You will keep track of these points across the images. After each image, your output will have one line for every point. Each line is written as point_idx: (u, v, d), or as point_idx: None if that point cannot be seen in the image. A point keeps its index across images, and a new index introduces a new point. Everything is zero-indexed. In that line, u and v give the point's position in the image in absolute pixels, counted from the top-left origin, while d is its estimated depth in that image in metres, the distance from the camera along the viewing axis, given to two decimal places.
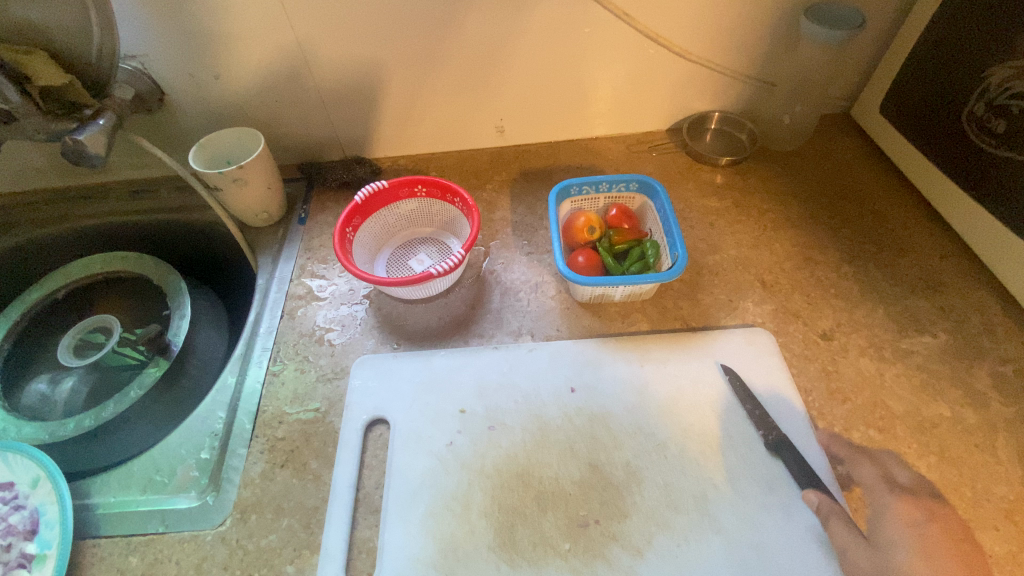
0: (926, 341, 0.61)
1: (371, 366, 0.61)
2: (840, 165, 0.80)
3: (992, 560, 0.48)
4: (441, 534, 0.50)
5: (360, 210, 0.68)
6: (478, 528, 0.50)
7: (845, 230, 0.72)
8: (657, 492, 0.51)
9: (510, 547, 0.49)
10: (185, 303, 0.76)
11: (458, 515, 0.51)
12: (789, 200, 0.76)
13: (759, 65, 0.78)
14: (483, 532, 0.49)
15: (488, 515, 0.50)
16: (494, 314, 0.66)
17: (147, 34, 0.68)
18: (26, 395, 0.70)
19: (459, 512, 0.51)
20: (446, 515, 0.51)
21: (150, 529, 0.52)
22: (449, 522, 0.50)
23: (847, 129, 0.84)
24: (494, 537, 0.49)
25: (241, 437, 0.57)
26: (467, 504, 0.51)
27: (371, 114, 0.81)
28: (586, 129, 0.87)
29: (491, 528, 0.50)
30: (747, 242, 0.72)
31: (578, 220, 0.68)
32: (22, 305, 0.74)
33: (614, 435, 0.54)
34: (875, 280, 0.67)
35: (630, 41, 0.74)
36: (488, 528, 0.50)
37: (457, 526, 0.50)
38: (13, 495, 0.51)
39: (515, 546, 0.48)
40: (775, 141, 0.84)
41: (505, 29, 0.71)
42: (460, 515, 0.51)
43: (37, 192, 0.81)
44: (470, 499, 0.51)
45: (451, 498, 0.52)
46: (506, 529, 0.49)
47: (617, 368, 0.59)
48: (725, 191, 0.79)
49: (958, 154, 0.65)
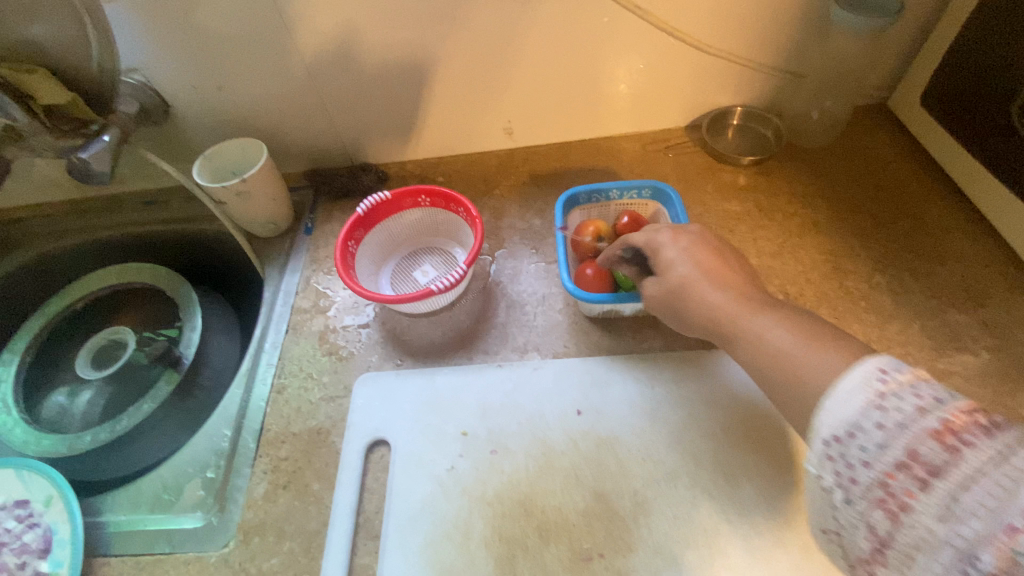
0: (966, 361, 0.57)
1: (374, 383, 0.60)
2: (874, 163, 0.74)
3: None
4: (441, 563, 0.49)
5: (363, 222, 0.67)
6: (478, 558, 0.48)
7: (877, 235, 0.67)
8: (665, 525, 0.48)
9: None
10: (196, 315, 0.77)
11: (458, 543, 0.50)
12: (817, 203, 0.71)
13: (785, 56, 0.72)
14: (483, 562, 0.48)
15: (488, 545, 0.49)
16: (499, 329, 0.64)
17: (148, 47, 0.67)
18: (47, 408, 0.72)
19: (460, 541, 0.50)
20: (446, 542, 0.50)
21: (158, 550, 0.52)
22: (449, 550, 0.49)
23: (883, 122, 0.78)
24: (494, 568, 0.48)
25: (245, 456, 0.57)
26: (467, 532, 0.50)
27: (376, 119, 0.79)
28: (599, 128, 0.83)
29: (491, 558, 0.48)
30: (769, 250, 0.68)
31: (585, 232, 0.65)
32: (43, 317, 0.77)
33: (622, 462, 0.52)
34: (910, 292, 0.62)
35: (643, 34, 0.69)
36: (488, 558, 0.48)
37: (457, 554, 0.49)
38: (27, 513, 0.52)
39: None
40: (803, 136, 0.78)
41: (509, 28, 0.68)
42: (460, 544, 0.49)
43: (57, 204, 0.84)
44: (471, 528, 0.50)
45: (451, 526, 0.50)
46: (505, 560, 0.48)
47: (626, 389, 0.57)
48: (747, 193, 0.74)
49: (1008, 151, 0.59)
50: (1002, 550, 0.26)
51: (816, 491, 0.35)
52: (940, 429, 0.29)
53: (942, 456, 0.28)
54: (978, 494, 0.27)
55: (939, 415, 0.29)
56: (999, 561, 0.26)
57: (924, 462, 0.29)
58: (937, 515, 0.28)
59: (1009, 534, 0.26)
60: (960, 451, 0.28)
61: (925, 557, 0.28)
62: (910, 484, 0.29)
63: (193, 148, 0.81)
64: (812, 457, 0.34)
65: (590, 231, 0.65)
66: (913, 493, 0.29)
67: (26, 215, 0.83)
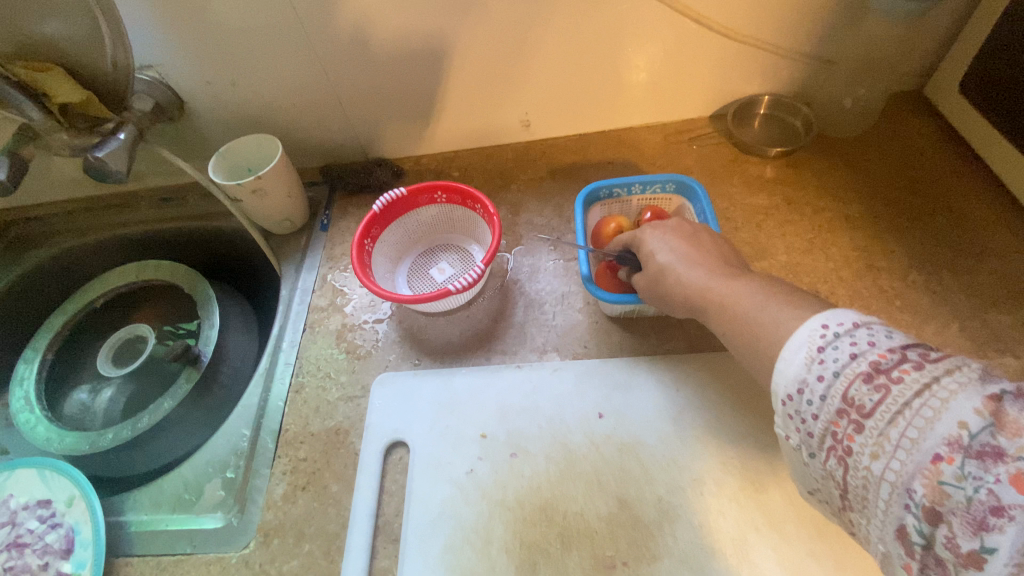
0: (1009, 364, 0.54)
1: (392, 384, 0.60)
2: (910, 153, 0.71)
3: None
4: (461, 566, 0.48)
5: (379, 219, 0.66)
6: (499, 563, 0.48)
7: (914, 230, 0.64)
8: (691, 533, 0.47)
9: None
10: (214, 312, 0.77)
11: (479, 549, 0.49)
12: (849, 196, 0.68)
13: (816, 42, 0.69)
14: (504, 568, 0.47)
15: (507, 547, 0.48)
16: (518, 329, 0.62)
17: (161, 44, 0.67)
18: (70, 405, 0.73)
19: (480, 544, 0.49)
20: (467, 548, 0.49)
21: (179, 550, 0.53)
22: (470, 555, 0.49)
23: (920, 110, 0.74)
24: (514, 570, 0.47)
25: (264, 457, 0.57)
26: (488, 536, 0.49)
27: (390, 113, 0.77)
28: (619, 119, 0.80)
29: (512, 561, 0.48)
30: (798, 247, 0.65)
31: (605, 229, 0.63)
32: (65, 314, 0.77)
33: (645, 468, 0.51)
34: (948, 290, 0.59)
35: (666, 22, 0.67)
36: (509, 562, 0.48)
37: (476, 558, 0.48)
38: (50, 513, 0.53)
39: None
40: (834, 126, 0.75)
41: (527, 17, 0.66)
42: (480, 550, 0.49)
43: (76, 201, 0.84)
44: (489, 533, 0.49)
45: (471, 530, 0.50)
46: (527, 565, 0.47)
47: (650, 391, 0.55)
48: (774, 186, 0.71)
49: None
50: (930, 480, 0.28)
51: (788, 447, 0.37)
52: (872, 372, 0.31)
53: (874, 396, 0.31)
54: (905, 428, 0.29)
55: (868, 359, 0.31)
56: (928, 490, 0.28)
57: (858, 404, 0.31)
58: (874, 452, 0.30)
59: (934, 463, 0.28)
60: (889, 390, 0.30)
61: (874, 494, 0.31)
62: (851, 428, 0.31)
63: (208, 144, 0.81)
64: (778, 415, 0.36)
65: (611, 228, 0.63)
66: (853, 437, 0.31)
67: (46, 211, 0.84)
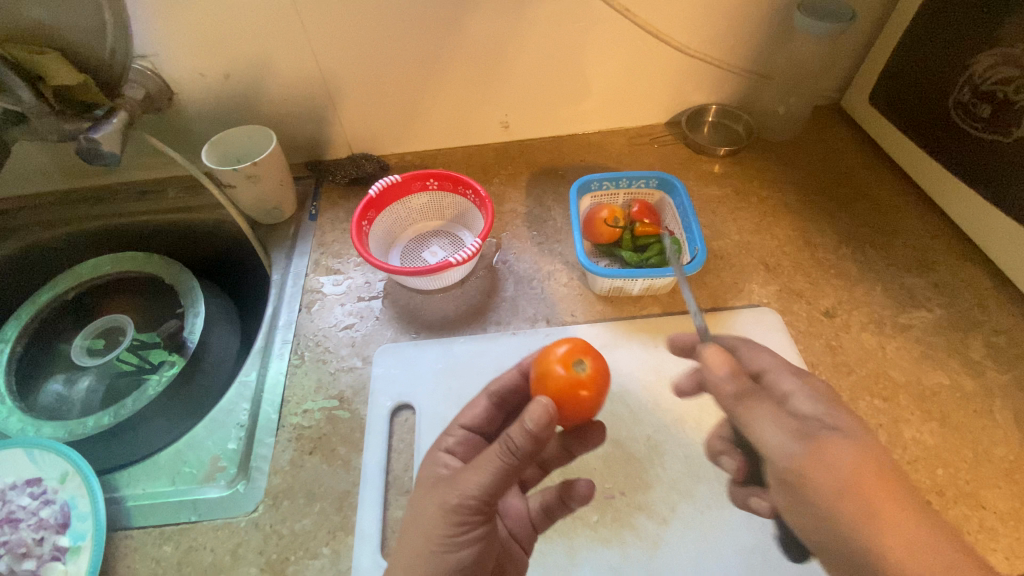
0: (923, 315, 0.64)
1: (393, 354, 0.63)
2: (832, 153, 0.83)
3: (997, 515, 0.50)
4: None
5: (375, 203, 0.70)
6: (444, 516, 0.41)
7: (840, 213, 0.76)
8: (678, 464, 0.53)
9: (515, 459, 0.40)
10: (200, 301, 0.78)
11: (485, 427, 0.52)
12: (786, 187, 0.80)
13: (755, 59, 0.81)
14: (449, 537, 0.40)
15: (460, 487, 0.41)
16: (509, 302, 0.68)
17: (160, 34, 0.68)
18: (43, 395, 0.71)
19: (441, 491, 0.42)
20: (457, 427, 0.51)
21: (183, 519, 0.53)
22: (455, 443, 0.49)
23: (839, 119, 0.87)
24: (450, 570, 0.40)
25: (267, 427, 0.58)
26: (446, 506, 0.41)
27: (378, 112, 0.82)
28: (589, 123, 0.89)
29: (495, 482, 0.40)
30: (749, 228, 0.75)
31: (577, 403, 0.46)
32: (33, 306, 0.75)
33: (634, 412, 0.57)
34: (871, 260, 0.70)
35: (631, 36, 0.76)
36: (453, 506, 0.40)
37: (460, 448, 0.50)
38: (42, 490, 0.54)
39: (463, 483, 0.41)
40: (771, 131, 0.87)
41: (510, 28, 0.73)
42: (437, 514, 0.41)
43: (42, 195, 0.82)
44: (496, 387, 0.53)
45: (437, 505, 0.41)
46: (508, 453, 0.40)
47: (632, 349, 0.62)
48: (725, 180, 0.82)
49: (945, 137, 0.68)
50: None
51: None
52: None
53: None
54: None
55: None
56: None
57: None
58: None
59: None
60: None
61: None
62: None
63: (192, 138, 0.82)
64: None
65: (575, 371, 0.46)
66: None
67: (7, 206, 0.81)
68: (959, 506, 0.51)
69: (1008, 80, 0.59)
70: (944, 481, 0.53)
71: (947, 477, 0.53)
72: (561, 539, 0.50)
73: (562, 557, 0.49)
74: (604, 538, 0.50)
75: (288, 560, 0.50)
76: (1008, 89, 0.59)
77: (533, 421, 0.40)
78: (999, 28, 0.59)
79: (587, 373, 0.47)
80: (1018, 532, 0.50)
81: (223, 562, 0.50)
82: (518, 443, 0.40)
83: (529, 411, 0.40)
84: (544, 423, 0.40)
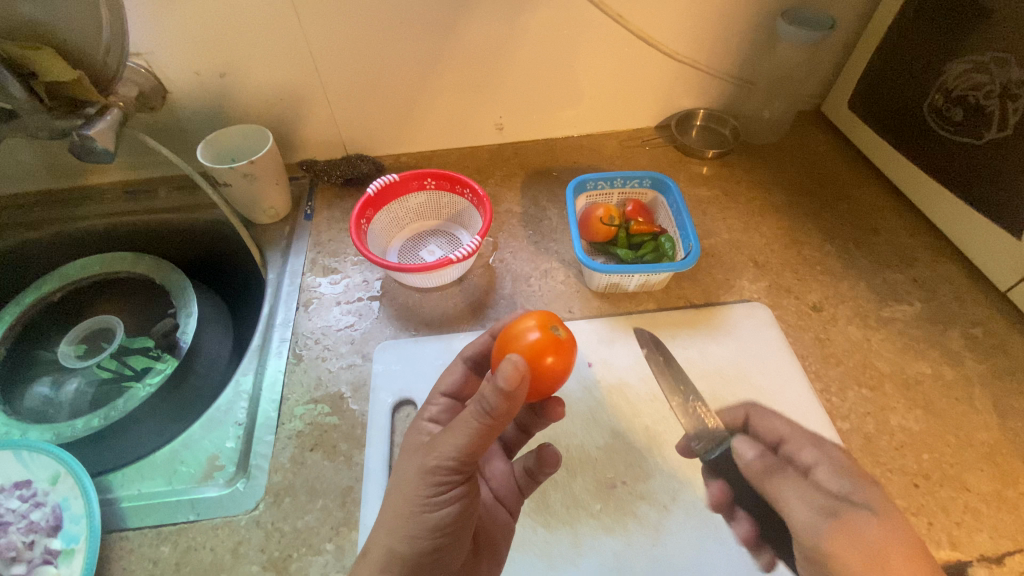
0: (905, 309, 0.67)
1: (393, 350, 0.63)
2: (814, 156, 0.86)
3: (981, 497, 0.53)
4: (373, 564, 0.40)
5: (373, 202, 0.70)
6: (422, 479, 0.41)
7: (824, 212, 0.78)
8: (677, 454, 0.55)
9: (489, 420, 0.39)
10: (192, 301, 0.76)
11: (464, 394, 0.54)
12: (772, 188, 0.82)
13: (741, 65, 0.84)
14: (429, 498, 0.41)
15: (437, 449, 0.41)
16: (508, 299, 0.69)
17: (155, 31, 0.68)
18: (29, 398, 0.69)
19: (420, 455, 0.43)
20: (437, 394, 0.53)
21: (181, 519, 0.52)
22: (438, 411, 0.52)
23: (821, 124, 0.91)
24: (429, 530, 0.41)
25: (267, 425, 0.58)
26: (425, 469, 0.41)
27: (374, 114, 0.83)
28: (581, 126, 0.91)
29: (470, 443, 0.40)
30: (738, 226, 0.77)
31: (544, 368, 0.46)
32: (17, 307, 0.73)
33: (632, 403, 0.58)
34: (855, 257, 0.73)
35: (624, 41, 0.78)
36: (430, 467, 0.41)
37: (443, 416, 0.52)
38: (31, 492, 0.52)
39: (441, 445, 0.41)
40: (756, 135, 0.90)
41: (506, 33, 0.75)
42: (417, 477, 0.41)
43: (28, 194, 0.80)
44: (471, 353, 0.56)
45: (416, 468, 0.42)
46: (483, 414, 0.39)
47: (630, 343, 0.63)
48: (714, 181, 0.84)
49: (920, 140, 0.71)
50: None
51: None
52: None
53: None
54: None
55: None
56: None
57: None
58: None
59: None
60: None
61: None
62: None
63: (185, 137, 0.81)
64: None
65: (543, 337, 0.47)
66: None
67: None
68: (945, 488, 0.53)
69: (980, 86, 0.62)
70: (929, 465, 0.55)
71: (932, 462, 0.55)
72: (565, 528, 0.51)
73: (567, 546, 0.50)
74: (607, 526, 0.50)
75: (291, 557, 0.50)
76: (979, 94, 0.62)
77: (507, 381, 0.38)
78: (970, 37, 0.62)
79: (555, 339, 0.47)
80: (1000, 512, 0.52)
81: (224, 561, 0.50)
82: (491, 402, 0.39)
83: (502, 369, 0.38)
84: (518, 380, 0.38)
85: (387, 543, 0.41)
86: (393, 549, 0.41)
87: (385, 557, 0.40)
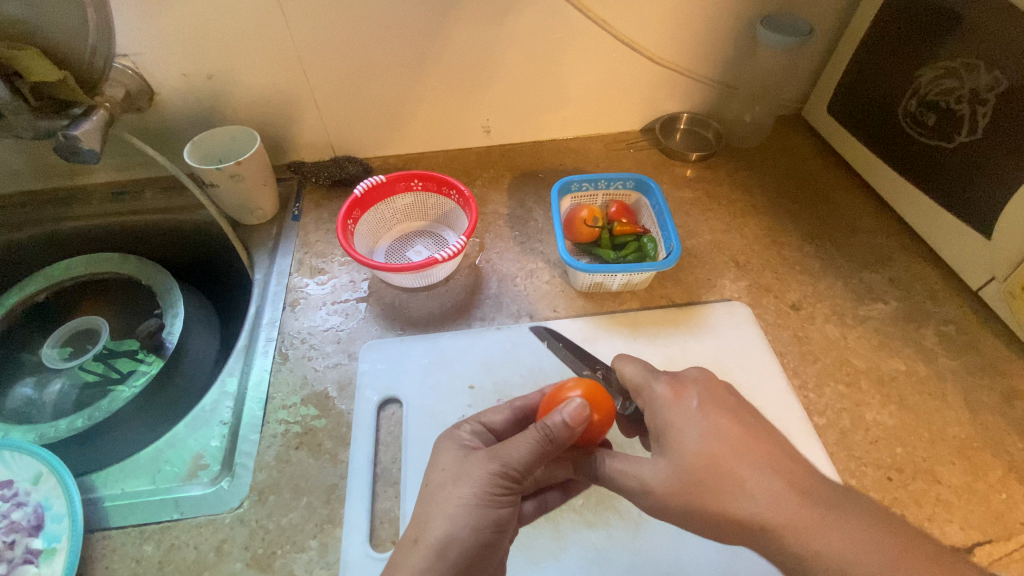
0: (881, 307, 0.69)
1: (379, 349, 0.64)
2: (795, 159, 0.88)
3: (951, 488, 0.54)
4: (427, 549, 0.40)
5: (360, 203, 0.71)
6: (490, 476, 0.43)
7: (804, 214, 0.80)
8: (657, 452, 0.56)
9: (552, 446, 0.43)
10: (178, 301, 0.76)
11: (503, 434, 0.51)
12: (754, 190, 0.84)
13: (723, 70, 0.86)
14: (493, 495, 0.43)
15: (503, 457, 0.43)
16: (494, 299, 0.70)
17: (142, 32, 0.68)
18: (12, 400, 0.69)
19: (481, 458, 0.44)
20: (478, 421, 0.50)
21: (164, 517, 0.52)
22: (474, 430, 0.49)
23: (801, 128, 0.93)
24: (489, 524, 0.42)
25: (252, 424, 0.58)
26: (491, 472, 0.43)
27: (362, 117, 0.83)
28: (567, 129, 0.92)
29: (534, 459, 0.43)
30: (720, 227, 0.79)
31: (595, 421, 0.47)
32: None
33: None
34: (834, 257, 0.74)
35: (608, 46, 0.79)
36: (497, 472, 0.43)
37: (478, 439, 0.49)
38: (13, 493, 0.52)
39: (506, 454, 0.43)
40: (738, 138, 0.92)
41: (493, 37, 0.76)
42: (484, 474, 0.43)
43: (11, 196, 0.80)
44: (523, 402, 0.52)
45: (483, 471, 0.43)
46: (547, 440, 0.43)
47: (612, 343, 0.64)
48: (698, 183, 0.86)
49: (896, 144, 0.73)
50: None
51: None
52: None
53: None
54: None
55: None
56: None
57: None
58: None
59: None
60: None
61: None
62: None
63: (172, 138, 0.81)
64: None
65: (593, 391, 0.50)
66: None
67: None
68: (916, 480, 0.55)
69: (952, 90, 0.64)
70: (901, 459, 0.56)
71: (904, 455, 0.56)
72: (547, 523, 0.51)
73: (550, 541, 0.50)
74: (588, 521, 0.51)
75: (274, 554, 0.50)
76: (951, 98, 0.64)
77: (573, 416, 0.43)
78: (941, 43, 0.64)
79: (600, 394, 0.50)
80: (971, 504, 0.53)
81: (207, 559, 0.50)
82: (557, 433, 0.43)
83: (568, 406, 0.44)
84: (583, 412, 0.44)
85: (445, 530, 0.41)
86: (451, 535, 0.41)
87: (441, 542, 0.40)
